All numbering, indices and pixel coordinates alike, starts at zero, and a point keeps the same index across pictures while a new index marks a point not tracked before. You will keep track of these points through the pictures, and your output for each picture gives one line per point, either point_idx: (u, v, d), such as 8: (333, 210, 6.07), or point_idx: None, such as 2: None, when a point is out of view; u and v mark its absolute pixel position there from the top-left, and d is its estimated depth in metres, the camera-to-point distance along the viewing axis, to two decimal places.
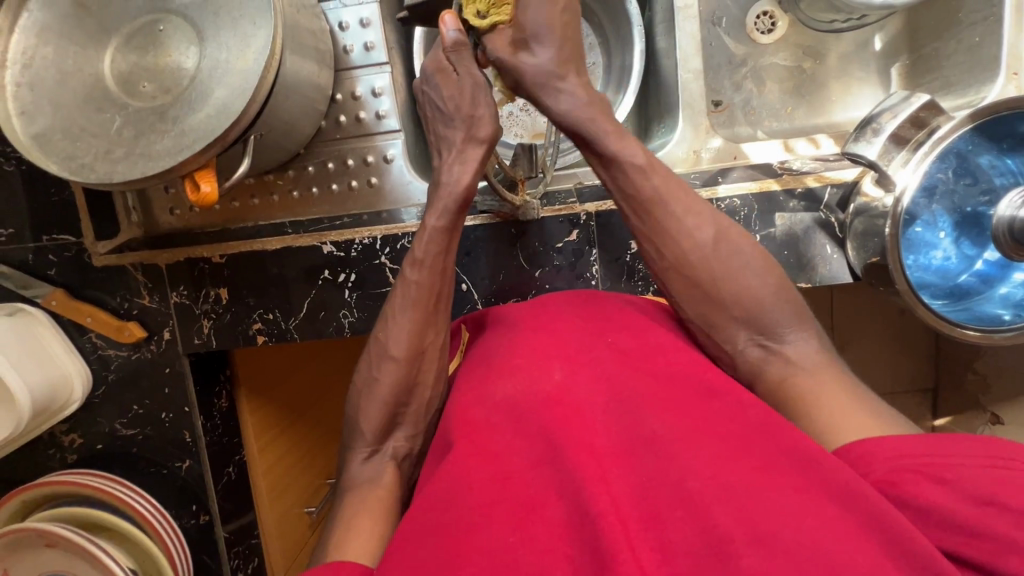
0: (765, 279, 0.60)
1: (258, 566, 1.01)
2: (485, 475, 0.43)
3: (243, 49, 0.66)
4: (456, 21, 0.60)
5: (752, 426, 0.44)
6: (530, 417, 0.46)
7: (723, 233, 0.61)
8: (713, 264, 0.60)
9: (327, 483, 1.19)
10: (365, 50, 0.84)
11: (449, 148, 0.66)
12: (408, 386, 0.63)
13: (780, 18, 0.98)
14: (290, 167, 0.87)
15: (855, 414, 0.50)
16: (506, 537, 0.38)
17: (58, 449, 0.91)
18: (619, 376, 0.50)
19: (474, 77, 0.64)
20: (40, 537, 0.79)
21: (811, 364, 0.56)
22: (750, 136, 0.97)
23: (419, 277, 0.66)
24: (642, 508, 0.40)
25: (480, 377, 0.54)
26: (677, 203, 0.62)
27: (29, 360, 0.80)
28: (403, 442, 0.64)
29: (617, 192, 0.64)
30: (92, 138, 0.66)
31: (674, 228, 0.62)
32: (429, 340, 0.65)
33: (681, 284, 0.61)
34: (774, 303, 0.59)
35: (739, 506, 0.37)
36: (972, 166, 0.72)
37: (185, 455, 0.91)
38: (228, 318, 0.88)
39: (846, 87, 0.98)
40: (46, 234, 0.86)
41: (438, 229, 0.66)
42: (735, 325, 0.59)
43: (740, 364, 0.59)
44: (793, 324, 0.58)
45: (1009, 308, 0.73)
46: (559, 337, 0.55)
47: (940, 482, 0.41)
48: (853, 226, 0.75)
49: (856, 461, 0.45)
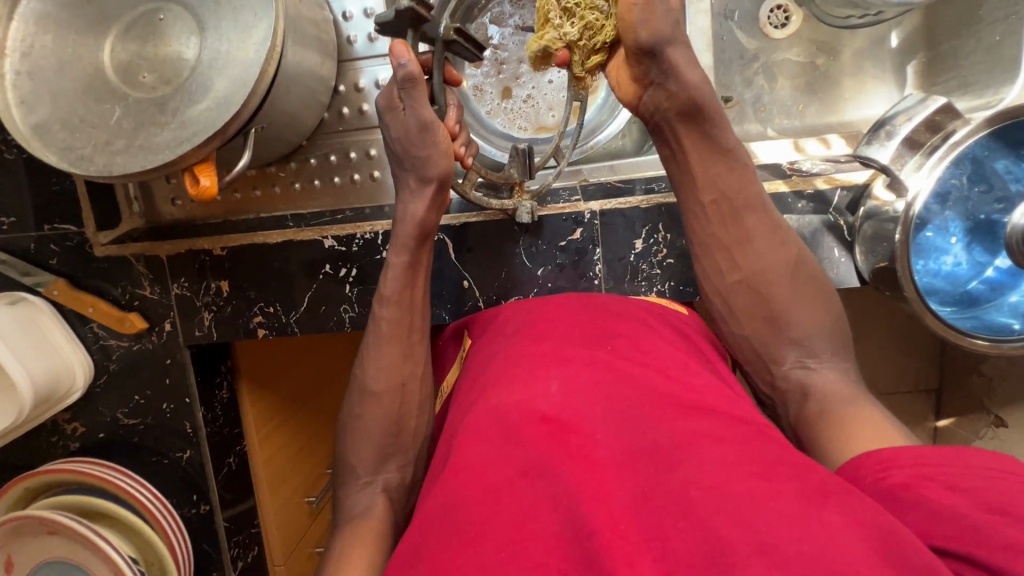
0: (791, 278, 0.65)
1: (258, 555, 1.03)
2: (480, 485, 0.42)
3: (244, 40, 0.65)
4: (409, 53, 0.57)
5: (755, 439, 0.43)
6: (526, 426, 0.46)
7: (805, 260, 0.66)
8: (793, 288, 0.65)
9: (327, 472, 1.19)
10: (370, 41, 0.82)
11: (404, 188, 0.68)
12: (395, 417, 0.65)
13: (795, 12, 0.95)
14: (292, 160, 0.87)
15: (878, 431, 0.50)
16: (498, 552, 0.37)
17: (61, 437, 0.92)
18: (619, 386, 0.50)
19: (422, 117, 0.62)
20: (42, 524, 0.80)
21: (838, 388, 0.58)
22: (760, 134, 0.96)
23: (390, 313, 0.68)
24: (641, 520, 0.39)
25: (481, 387, 0.54)
26: (764, 225, 0.67)
27: (31, 349, 0.80)
28: (395, 472, 0.65)
29: (702, 211, 0.68)
30: (92, 128, 0.65)
31: (751, 246, 0.66)
32: (409, 372, 0.67)
33: (723, 259, 0.68)
34: (822, 334, 0.63)
35: (741, 514, 0.36)
36: (987, 172, 0.70)
37: (186, 445, 0.92)
38: (228, 310, 0.87)
39: (861, 84, 0.96)
40: (48, 223, 0.85)
41: (400, 266, 0.69)
42: (789, 347, 0.63)
43: (778, 386, 0.62)
44: (834, 355, 0.62)
45: (1018, 318, 0.72)
46: (557, 344, 0.55)
47: (953, 489, 0.40)
48: (862, 229, 0.74)
49: (876, 466, 0.45)
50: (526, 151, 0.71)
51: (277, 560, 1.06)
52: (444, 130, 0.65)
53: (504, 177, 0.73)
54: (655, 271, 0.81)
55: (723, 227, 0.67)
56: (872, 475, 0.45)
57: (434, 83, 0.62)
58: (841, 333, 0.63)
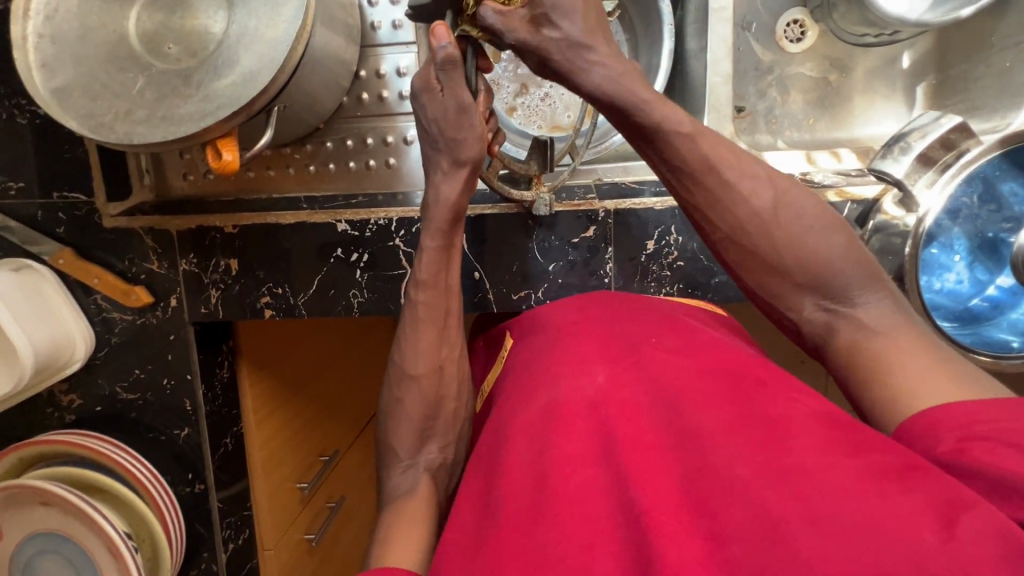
0: (828, 237, 0.57)
1: (249, 538, 1.02)
2: (529, 477, 0.44)
3: (274, 18, 0.65)
4: (450, 35, 0.56)
5: (810, 417, 0.43)
6: (573, 418, 0.47)
7: (783, 196, 0.59)
8: (777, 233, 0.58)
9: (320, 460, 1.19)
10: (394, 27, 0.82)
11: (435, 170, 0.67)
12: (434, 401, 0.66)
13: (811, 27, 0.96)
14: (308, 142, 0.87)
15: (929, 380, 0.47)
16: (547, 532, 0.39)
17: (57, 409, 0.91)
18: (661, 374, 0.50)
19: (461, 99, 0.61)
20: (36, 494, 0.79)
21: (886, 327, 0.53)
22: (771, 145, 0.97)
23: (426, 298, 0.68)
24: (691, 501, 0.39)
25: (524, 384, 0.56)
26: (726, 173, 0.60)
27: (33, 316, 0.79)
28: (437, 453, 0.65)
29: (660, 161, 0.62)
30: (113, 97, 0.65)
31: (724, 200, 0.60)
32: (447, 353, 0.68)
33: (706, 222, 0.62)
34: (843, 267, 0.56)
35: (792, 489, 0.37)
36: (996, 193, 0.72)
37: (184, 423, 0.91)
38: (236, 289, 0.87)
39: (870, 102, 0.97)
40: (57, 191, 0.84)
41: (434, 250, 0.68)
42: (798, 292, 0.58)
43: (804, 330, 0.58)
44: (865, 284, 0.55)
45: (1016, 335, 0.74)
46: (599, 344, 0.57)
47: (1011, 447, 0.39)
48: (870, 243, 0.74)
49: (922, 432, 0.44)
50: (545, 145, 0.71)
51: (267, 542, 1.04)
52: (479, 109, 0.64)
53: (524, 170, 0.73)
54: (666, 272, 0.82)
55: (702, 191, 0.61)
56: (921, 442, 0.43)
57: (469, 67, 0.61)
58: (858, 257, 0.57)
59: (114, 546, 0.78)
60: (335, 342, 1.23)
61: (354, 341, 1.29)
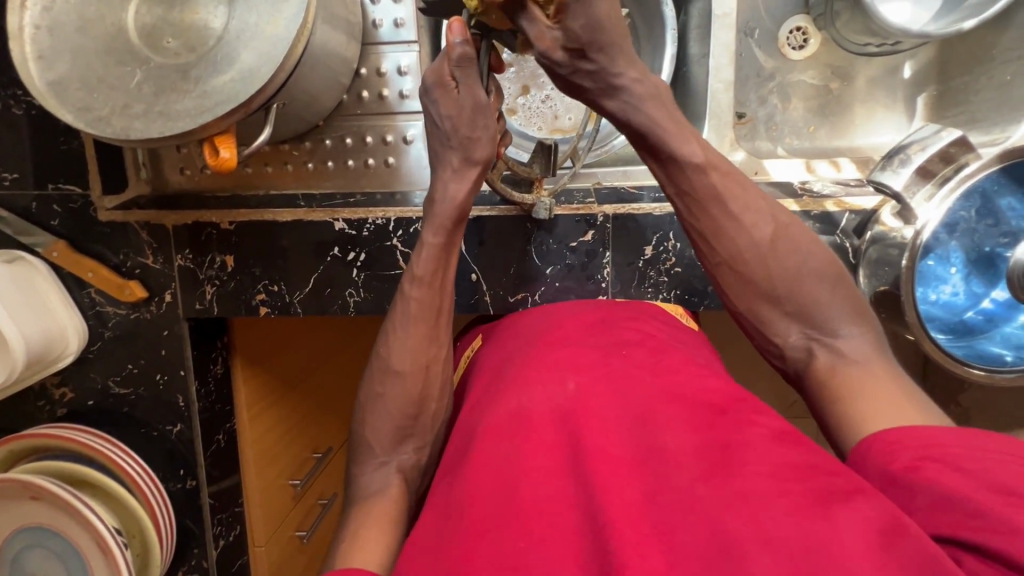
0: (795, 253, 0.60)
1: (240, 535, 1.02)
2: (497, 482, 0.44)
3: (274, 15, 0.64)
4: (464, 31, 0.56)
5: (766, 435, 0.44)
6: (542, 429, 0.48)
7: (782, 229, 0.61)
8: (772, 275, 0.60)
9: (313, 457, 1.19)
10: (395, 26, 0.81)
11: (445, 167, 0.67)
12: (416, 399, 0.65)
13: (813, 35, 0.96)
14: (307, 139, 0.86)
15: (883, 405, 0.50)
16: (515, 542, 0.39)
17: (48, 402, 0.90)
18: (630, 389, 0.51)
19: (476, 97, 0.61)
20: (26, 489, 0.78)
21: (865, 357, 0.54)
22: (770, 151, 0.97)
23: (420, 294, 0.68)
24: (651, 514, 0.39)
25: (498, 391, 0.56)
26: (744, 196, 0.62)
27: (25, 310, 0.79)
28: (411, 453, 0.65)
29: (669, 182, 0.63)
30: (110, 90, 0.64)
31: (736, 223, 0.61)
32: (433, 353, 0.67)
33: (703, 241, 0.63)
34: (832, 301, 0.58)
35: (747, 510, 0.37)
36: (994, 207, 0.72)
37: (177, 419, 0.91)
38: (232, 285, 0.87)
39: (870, 112, 0.97)
40: (52, 183, 0.84)
41: (435, 246, 0.68)
42: (786, 320, 0.59)
43: (788, 356, 0.59)
44: (851, 319, 0.57)
45: (1010, 349, 0.75)
46: (572, 353, 0.57)
47: (961, 471, 0.40)
48: (867, 252, 0.76)
49: (882, 448, 0.45)
50: (547, 147, 0.69)
51: (258, 541, 1.05)
52: (493, 108, 0.64)
53: (527, 172, 0.71)
54: (663, 278, 0.82)
55: (708, 218, 0.62)
56: (879, 458, 0.45)
57: (482, 65, 0.60)
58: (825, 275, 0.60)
59: (105, 543, 0.78)
60: (330, 342, 1.23)
61: (349, 340, 1.28)
